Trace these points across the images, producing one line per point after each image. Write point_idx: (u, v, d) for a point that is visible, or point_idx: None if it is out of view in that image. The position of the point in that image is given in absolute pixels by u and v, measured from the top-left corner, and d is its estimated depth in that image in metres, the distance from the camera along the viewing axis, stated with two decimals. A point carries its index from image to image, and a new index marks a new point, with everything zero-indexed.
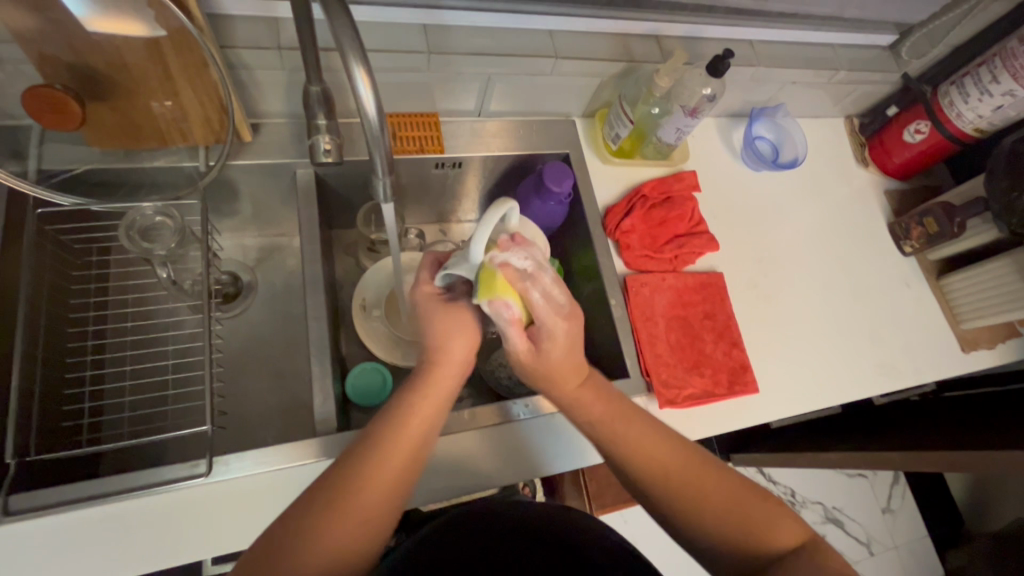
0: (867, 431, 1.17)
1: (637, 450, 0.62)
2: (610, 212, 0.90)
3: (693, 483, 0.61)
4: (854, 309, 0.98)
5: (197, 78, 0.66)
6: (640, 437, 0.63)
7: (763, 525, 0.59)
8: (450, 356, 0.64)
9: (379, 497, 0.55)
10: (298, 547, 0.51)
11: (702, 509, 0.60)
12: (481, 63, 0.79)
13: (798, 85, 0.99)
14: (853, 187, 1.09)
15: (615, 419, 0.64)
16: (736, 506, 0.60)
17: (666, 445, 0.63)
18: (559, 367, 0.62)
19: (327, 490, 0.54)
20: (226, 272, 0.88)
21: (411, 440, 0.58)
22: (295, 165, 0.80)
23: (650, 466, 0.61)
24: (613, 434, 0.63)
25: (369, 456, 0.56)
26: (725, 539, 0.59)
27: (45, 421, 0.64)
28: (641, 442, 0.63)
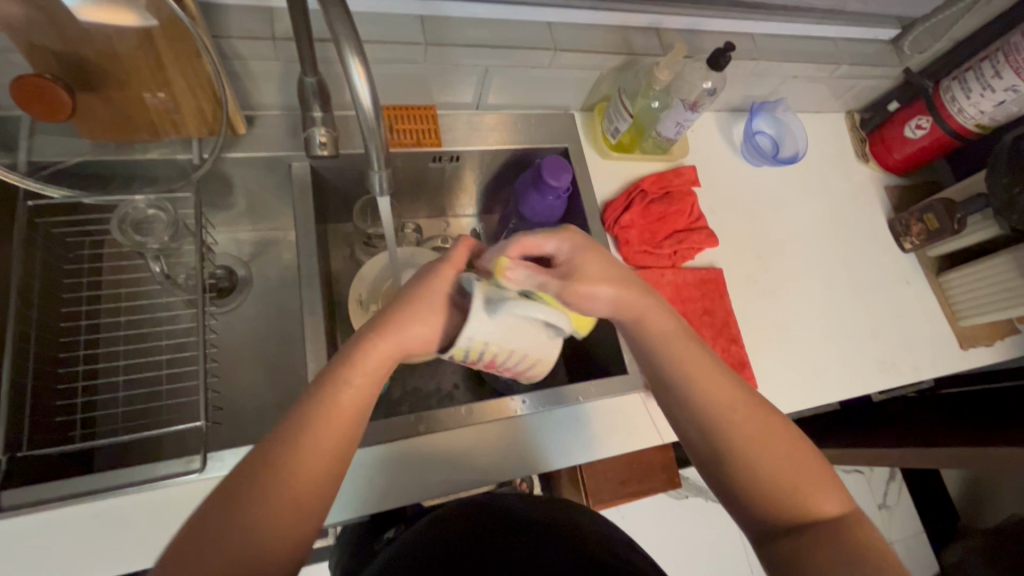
0: (866, 428, 1.17)
1: (707, 390, 0.61)
2: (608, 207, 0.89)
3: (756, 435, 0.59)
4: (853, 305, 0.98)
5: (190, 69, 0.65)
6: (712, 378, 0.62)
7: (812, 489, 0.57)
8: (393, 335, 0.60)
9: (312, 474, 0.52)
10: (224, 530, 0.48)
11: (758, 462, 0.58)
12: (479, 55, 0.78)
13: (799, 80, 0.98)
14: (853, 183, 1.09)
15: (690, 355, 0.63)
16: (792, 466, 0.58)
17: (735, 393, 0.61)
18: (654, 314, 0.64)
19: (256, 470, 0.51)
20: (221, 267, 0.88)
21: (346, 415, 0.55)
22: (290, 158, 0.79)
23: (715, 411, 0.60)
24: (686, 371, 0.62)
25: (300, 433, 0.53)
26: (772, 497, 0.57)
27: (37, 417, 0.64)
28: (712, 386, 0.61)
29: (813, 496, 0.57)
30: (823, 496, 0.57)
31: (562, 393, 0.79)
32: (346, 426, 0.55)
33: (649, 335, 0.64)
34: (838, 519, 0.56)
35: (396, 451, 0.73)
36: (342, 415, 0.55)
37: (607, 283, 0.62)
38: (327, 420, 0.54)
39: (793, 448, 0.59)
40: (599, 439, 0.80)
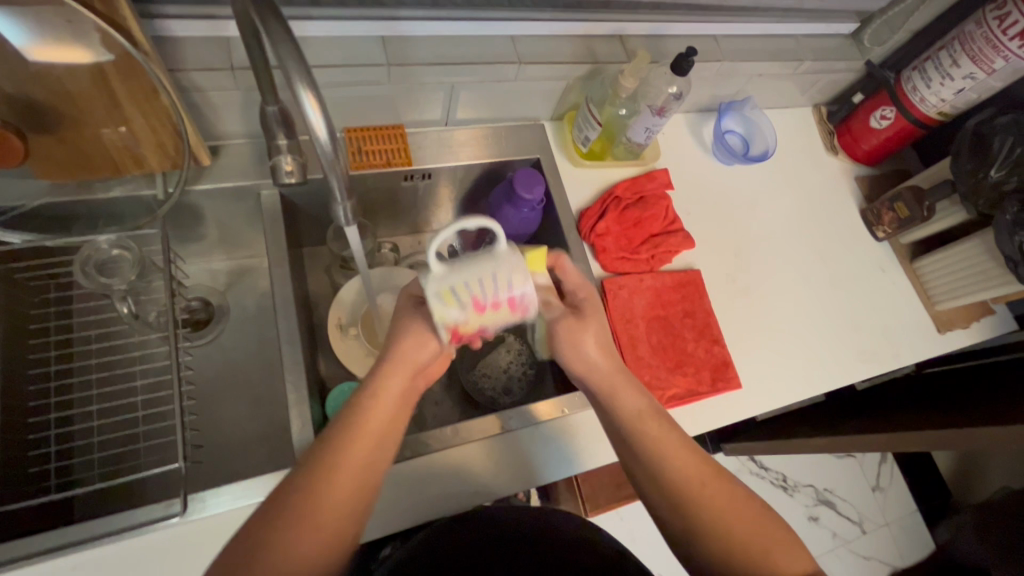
0: (854, 416, 1.18)
1: (665, 463, 0.65)
2: (583, 216, 0.89)
3: (713, 494, 0.64)
4: (831, 298, 0.99)
5: (148, 105, 0.64)
6: (672, 449, 0.65)
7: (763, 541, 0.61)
8: (408, 360, 0.63)
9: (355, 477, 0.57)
10: (269, 547, 0.52)
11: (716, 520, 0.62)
12: (443, 73, 0.77)
13: (764, 78, 0.99)
14: (824, 174, 1.10)
15: (653, 427, 0.66)
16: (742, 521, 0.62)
17: (693, 457, 0.65)
18: (604, 339, 0.69)
19: (296, 489, 0.55)
20: (195, 298, 0.86)
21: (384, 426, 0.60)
22: (259, 187, 0.78)
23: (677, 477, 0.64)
24: (650, 451, 0.65)
25: (344, 439, 0.58)
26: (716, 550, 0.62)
27: (8, 471, 0.61)
28: (673, 452, 0.65)
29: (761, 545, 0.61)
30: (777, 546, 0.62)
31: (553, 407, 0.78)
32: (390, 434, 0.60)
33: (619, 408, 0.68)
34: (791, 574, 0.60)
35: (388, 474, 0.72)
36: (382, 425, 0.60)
37: (595, 336, 0.69)
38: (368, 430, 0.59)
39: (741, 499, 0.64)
40: (588, 451, 0.79)
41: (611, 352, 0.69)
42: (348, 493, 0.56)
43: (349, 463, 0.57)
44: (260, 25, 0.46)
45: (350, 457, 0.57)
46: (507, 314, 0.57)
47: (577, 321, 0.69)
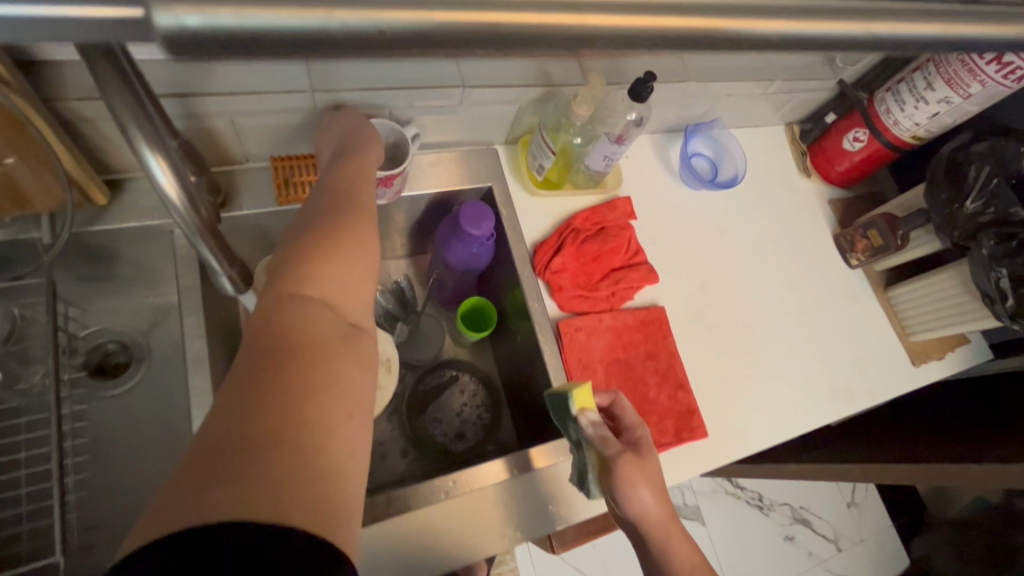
0: (840, 443, 1.12)
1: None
2: (539, 249, 0.82)
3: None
4: (806, 331, 0.94)
5: (20, 141, 0.55)
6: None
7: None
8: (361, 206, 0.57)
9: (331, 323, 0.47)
10: (241, 398, 0.40)
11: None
12: (379, 97, 0.70)
13: (733, 97, 0.93)
14: (796, 197, 1.05)
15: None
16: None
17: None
18: (654, 475, 0.61)
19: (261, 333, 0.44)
20: (111, 341, 0.77)
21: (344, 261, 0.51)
22: (171, 225, 0.70)
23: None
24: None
25: (313, 287, 0.48)
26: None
27: None
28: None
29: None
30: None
31: (523, 460, 0.72)
32: (353, 270, 0.51)
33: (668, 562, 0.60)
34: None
35: None
36: (346, 261, 0.51)
37: (651, 488, 0.60)
38: (331, 270, 0.49)
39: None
40: (547, 513, 0.71)
41: (669, 509, 0.60)
42: (323, 326, 0.46)
43: (319, 313, 0.47)
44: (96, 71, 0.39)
45: (321, 306, 0.47)
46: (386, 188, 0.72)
47: (636, 461, 0.60)
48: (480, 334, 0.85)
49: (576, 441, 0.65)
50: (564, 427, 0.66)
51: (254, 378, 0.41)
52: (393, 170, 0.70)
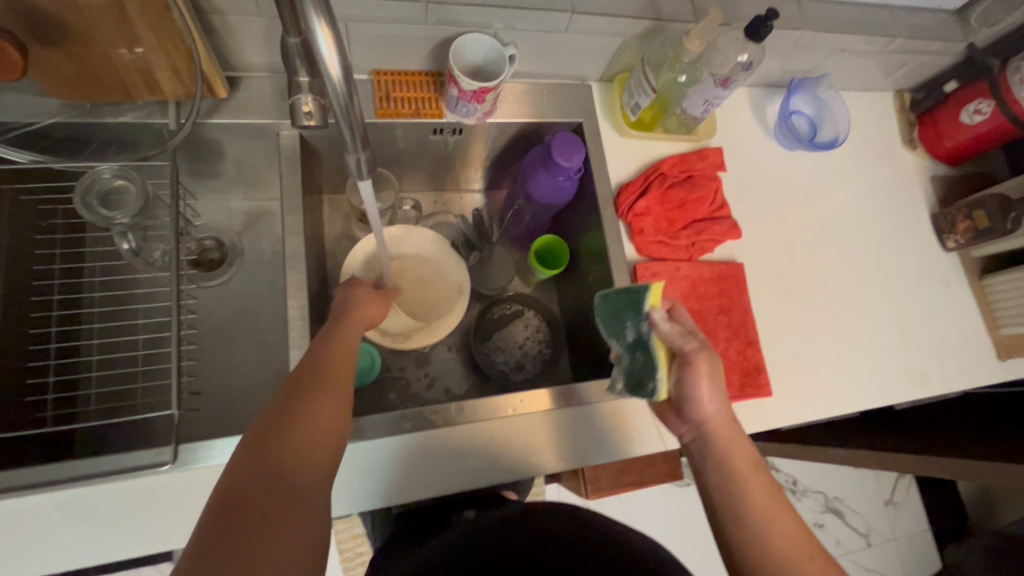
0: (887, 433, 1.05)
1: (766, 536, 0.54)
2: (623, 191, 0.82)
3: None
4: (885, 309, 0.90)
5: (160, 25, 0.58)
6: (776, 520, 0.55)
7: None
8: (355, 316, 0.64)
9: (315, 434, 0.50)
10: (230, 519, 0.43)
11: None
12: (487, 16, 0.69)
13: (846, 53, 0.88)
14: (896, 171, 0.99)
15: (758, 494, 0.56)
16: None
17: (800, 542, 0.54)
18: (719, 374, 0.61)
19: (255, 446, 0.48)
20: (209, 237, 0.83)
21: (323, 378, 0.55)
22: (278, 126, 0.73)
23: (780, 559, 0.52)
24: (756, 524, 0.54)
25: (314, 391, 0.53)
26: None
27: (7, 397, 0.61)
28: (780, 528, 0.54)
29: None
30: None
31: (574, 392, 0.73)
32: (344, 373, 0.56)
33: (724, 461, 0.58)
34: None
35: (388, 446, 0.68)
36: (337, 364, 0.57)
37: (717, 382, 0.60)
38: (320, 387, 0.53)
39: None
40: (603, 445, 0.73)
41: (727, 405, 0.60)
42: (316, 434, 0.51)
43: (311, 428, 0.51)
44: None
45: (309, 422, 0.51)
46: (482, 105, 0.73)
47: (705, 354, 0.61)
48: (552, 271, 0.86)
49: (635, 340, 0.63)
50: (622, 328, 0.65)
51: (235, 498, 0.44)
52: (488, 84, 0.68)
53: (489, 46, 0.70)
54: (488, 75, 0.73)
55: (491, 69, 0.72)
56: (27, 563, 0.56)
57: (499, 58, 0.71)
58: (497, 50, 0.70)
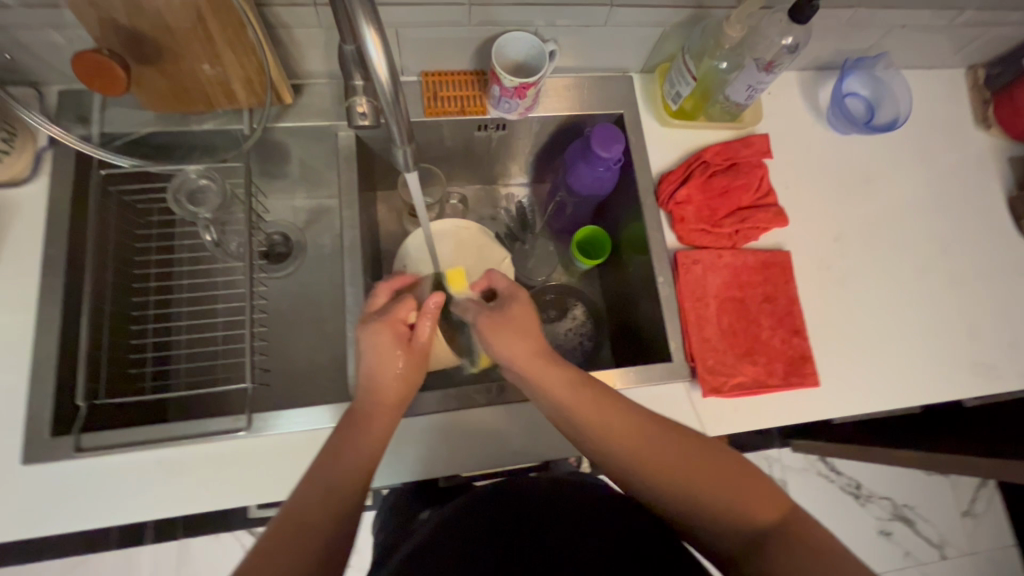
0: (951, 434, 0.97)
1: (661, 465, 0.58)
2: (664, 180, 0.82)
3: (713, 473, 0.57)
4: (948, 299, 0.85)
5: (237, 41, 0.65)
6: (655, 441, 0.59)
7: (752, 496, 0.55)
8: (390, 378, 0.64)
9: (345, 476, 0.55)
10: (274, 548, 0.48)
11: (713, 503, 0.55)
12: (527, 14, 0.72)
13: (907, 30, 0.84)
14: (967, 153, 0.93)
15: (631, 427, 0.60)
16: (732, 481, 0.56)
17: (665, 445, 0.58)
18: (523, 324, 0.66)
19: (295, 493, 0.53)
20: (277, 233, 0.91)
21: (340, 497, 0.53)
22: (337, 128, 0.79)
23: (680, 478, 0.57)
24: (649, 460, 0.58)
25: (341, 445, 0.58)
26: (744, 542, 0.54)
27: (113, 369, 0.70)
28: (663, 447, 0.58)
29: (767, 505, 0.55)
30: (763, 498, 0.55)
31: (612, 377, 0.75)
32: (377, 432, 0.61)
33: (586, 425, 0.61)
34: (781, 523, 0.54)
35: (434, 423, 0.73)
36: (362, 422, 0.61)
37: (518, 335, 0.66)
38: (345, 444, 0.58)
39: (736, 467, 0.57)
40: None
41: (536, 351, 0.65)
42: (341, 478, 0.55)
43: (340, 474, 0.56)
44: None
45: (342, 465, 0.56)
46: (524, 101, 0.76)
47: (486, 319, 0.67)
48: (593, 262, 0.87)
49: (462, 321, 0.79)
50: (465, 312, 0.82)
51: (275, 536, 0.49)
52: (529, 80, 0.71)
53: (530, 44, 0.73)
54: (530, 73, 0.76)
55: (532, 66, 0.75)
56: (130, 515, 0.63)
57: (540, 55, 0.74)
58: (536, 48, 0.73)
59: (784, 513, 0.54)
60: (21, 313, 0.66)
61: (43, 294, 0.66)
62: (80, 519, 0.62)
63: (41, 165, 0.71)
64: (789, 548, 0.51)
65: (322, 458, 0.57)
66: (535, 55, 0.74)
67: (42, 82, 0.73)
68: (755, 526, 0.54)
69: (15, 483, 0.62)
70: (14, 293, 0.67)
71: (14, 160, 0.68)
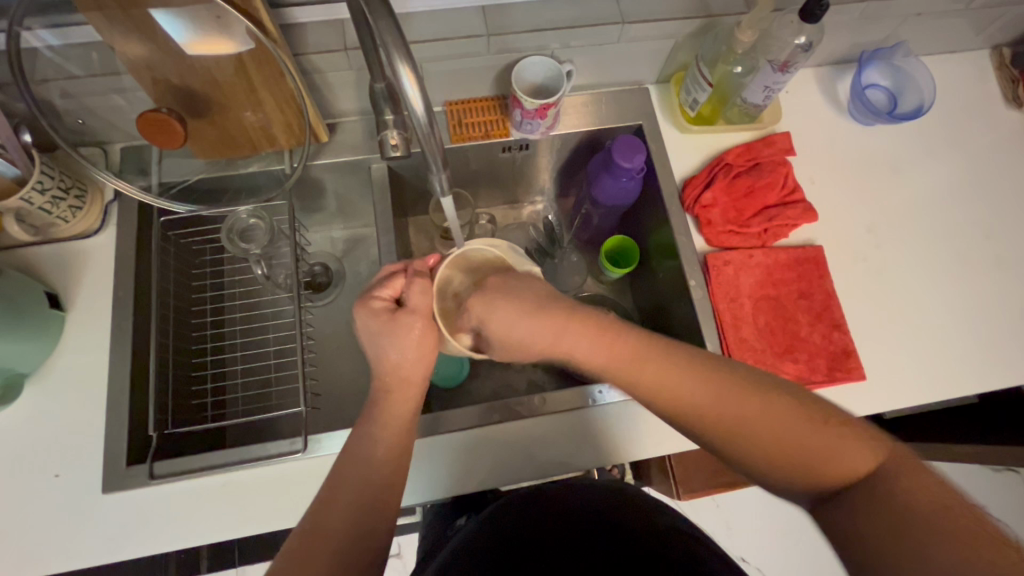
0: (1012, 423, 0.93)
1: (721, 420, 0.53)
2: (688, 185, 0.83)
3: (781, 430, 0.51)
4: (993, 282, 0.83)
5: (277, 88, 0.70)
6: (721, 397, 0.54)
7: (832, 451, 0.49)
8: (400, 373, 0.62)
9: (376, 466, 0.57)
10: (314, 536, 0.52)
11: (768, 453, 0.52)
12: (543, 38, 0.76)
13: (923, 17, 0.83)
14: (1000, 133, 0.91)
15: (689, 385, 0.55)
16: (789, 430, 0.51)
17: (711, 387, 0.54)
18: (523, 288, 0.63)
19: (331, 485, 0.56)
20: (318, 263, 0.95)
21: (373, 483, 0.56)
22: (369, 160, 0.84)
23: (746, 436, 0.52)
24: (704, 417, 0.54)
25: (367, 434, 0.59)
26: (822, 491, 0.50)
27: (178, 400, 0.75)
28: (731, 401, 0.53)
29: (845, 462, 0.49)
30: (848, 450, 0.49)
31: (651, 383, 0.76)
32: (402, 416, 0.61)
33: (625, 377, 0.57)
34: (874, 474, 0.48)
35: (479, 437, 0.75)
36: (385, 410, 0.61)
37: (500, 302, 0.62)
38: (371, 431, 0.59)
39: (816, 419, 0.51)
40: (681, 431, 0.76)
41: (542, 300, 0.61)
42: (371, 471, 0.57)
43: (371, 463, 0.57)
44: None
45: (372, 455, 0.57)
46: (545, 120, 0.79)
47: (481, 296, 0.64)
48: (623, 269, 0.88)
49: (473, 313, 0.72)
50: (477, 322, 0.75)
51: (312, 528, 0.52)
52: (548, 100, 0.75)
53: (550, 66, 0.77)
54: (550, 92, 0.79)
55: (552, 86, 0.78)
56: (198, 537, 0.66)
57: (560, 75, 0.77)
58: (556, 69, 0.76)
59: (873, 464, 0.48)
60: (95, 351, 0.72)
61: (115, 333, 0.72)
62: (152, 543, 0.66)
63: (108, 216, 0.77)
64: (875, 498, 0.46)
65: (344, 454, 0.58)
66: (555, 76, 0.77)
67: (106, 141, 0.81)
68: (831, 480, 0.49)
69: (96, 510, 0.66)
70: (89, 334, 0.73)
71: (86, 215, 0.74)
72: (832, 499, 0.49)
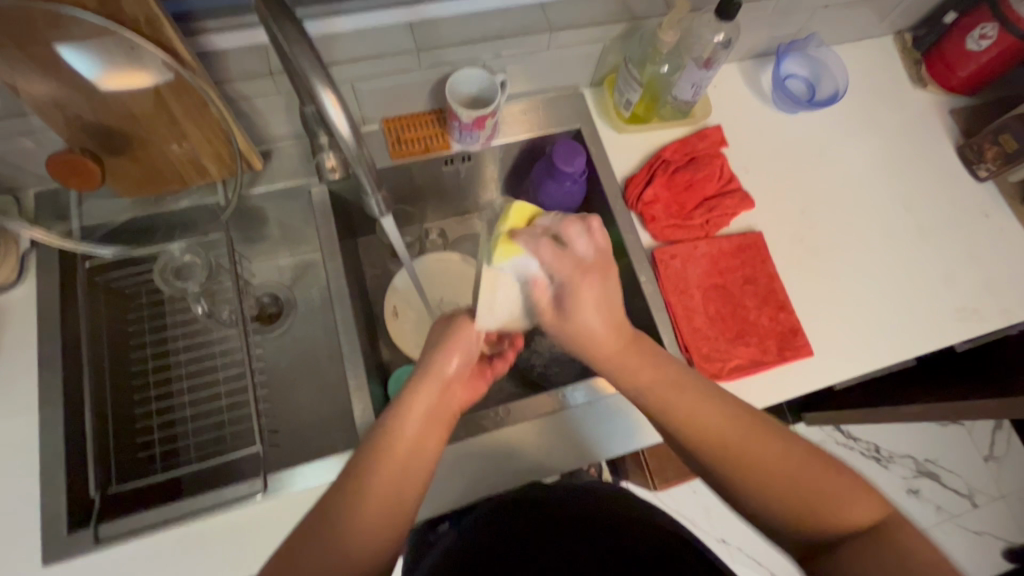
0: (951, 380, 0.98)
1: (753, 461, 0.56)
2: (629, 183, 0.85)
3: (807, 481, 0.55)
4: (917, 250, 0.88)
5: (201, 119, 0.67)
6: (761, 449, 0.56)
7: (846, 502, 0.54)
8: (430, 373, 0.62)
9: (393, 471, 0.55)
10: (314, 542, 0.51)
11: (788, 499, 0.54)
12: (473, 50, 0.76)
13: (830, 10, 0.89)
14: (909, 111, 0.97)
15: (730, 426, 0.57)
16: (815, 477, 0.55)
17: (751, 425, 0.57)
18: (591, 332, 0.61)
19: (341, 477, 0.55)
20: (266, 294, 0.92)
21: (386, 493, 0.54)
22: (309, 185, 0.82)
23: (776, 480, 0.55)
24: (743, 455, 0.56)
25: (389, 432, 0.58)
26: (822, 541, 0.54)
27: (120, 455, 0.71)
28: (777, 451, 0.56)
29: (858, 513, 0.53)
30: (856, 503, 0.54)
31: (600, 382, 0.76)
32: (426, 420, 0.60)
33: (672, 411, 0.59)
34: (878, 525, 0.53)
35: (447, 455, 0.73)
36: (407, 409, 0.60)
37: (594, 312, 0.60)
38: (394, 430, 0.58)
39: (834, 472, 0.55)
40: (643, 427, 0.77)
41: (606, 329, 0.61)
42: (386, 479, 0.55)
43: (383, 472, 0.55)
44: (270, 21, 0.45)
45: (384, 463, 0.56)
46: (483, 131, 0.79)
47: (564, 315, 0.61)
48: None
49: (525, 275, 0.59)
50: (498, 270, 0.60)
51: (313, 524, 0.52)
52: (484, 110, 0.74)
53: (486, 76, 0.77)
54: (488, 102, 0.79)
55: (489, 97, 0.78)
56: None
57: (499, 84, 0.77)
58: (491, 79, 0.77)
59: (877, 519, 0.53)
60: (23, 412, 0.67)
61: (43, 391, 0.67)
62: None
63: (26, 268, 0.72)
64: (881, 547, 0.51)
65: (361, 453, 0.56)
66: (490, 86, 0.78)
67: (18, 187, 0.76)
68: (844, 527, 0.53)
69: None
70: (15, 394, 0.68)
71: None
72: (827, 548, 0.54)
